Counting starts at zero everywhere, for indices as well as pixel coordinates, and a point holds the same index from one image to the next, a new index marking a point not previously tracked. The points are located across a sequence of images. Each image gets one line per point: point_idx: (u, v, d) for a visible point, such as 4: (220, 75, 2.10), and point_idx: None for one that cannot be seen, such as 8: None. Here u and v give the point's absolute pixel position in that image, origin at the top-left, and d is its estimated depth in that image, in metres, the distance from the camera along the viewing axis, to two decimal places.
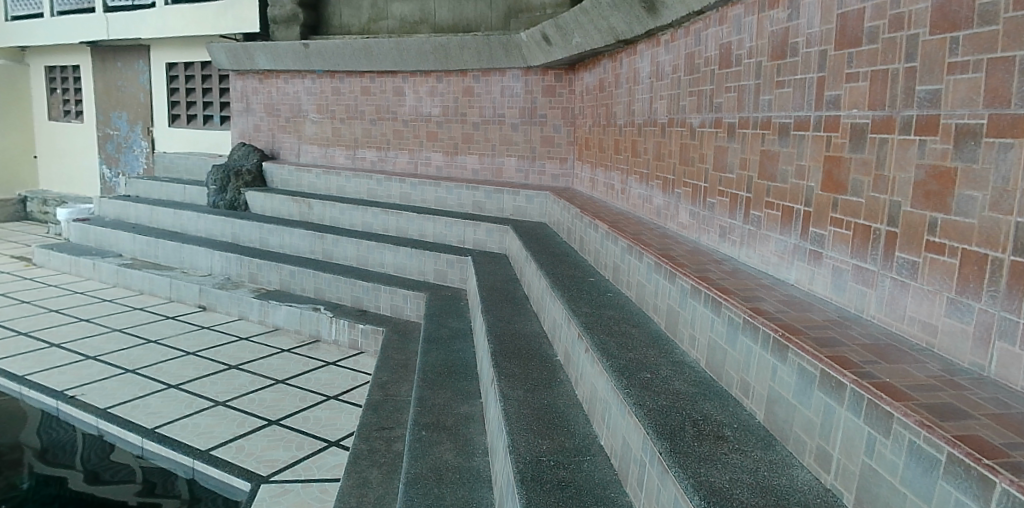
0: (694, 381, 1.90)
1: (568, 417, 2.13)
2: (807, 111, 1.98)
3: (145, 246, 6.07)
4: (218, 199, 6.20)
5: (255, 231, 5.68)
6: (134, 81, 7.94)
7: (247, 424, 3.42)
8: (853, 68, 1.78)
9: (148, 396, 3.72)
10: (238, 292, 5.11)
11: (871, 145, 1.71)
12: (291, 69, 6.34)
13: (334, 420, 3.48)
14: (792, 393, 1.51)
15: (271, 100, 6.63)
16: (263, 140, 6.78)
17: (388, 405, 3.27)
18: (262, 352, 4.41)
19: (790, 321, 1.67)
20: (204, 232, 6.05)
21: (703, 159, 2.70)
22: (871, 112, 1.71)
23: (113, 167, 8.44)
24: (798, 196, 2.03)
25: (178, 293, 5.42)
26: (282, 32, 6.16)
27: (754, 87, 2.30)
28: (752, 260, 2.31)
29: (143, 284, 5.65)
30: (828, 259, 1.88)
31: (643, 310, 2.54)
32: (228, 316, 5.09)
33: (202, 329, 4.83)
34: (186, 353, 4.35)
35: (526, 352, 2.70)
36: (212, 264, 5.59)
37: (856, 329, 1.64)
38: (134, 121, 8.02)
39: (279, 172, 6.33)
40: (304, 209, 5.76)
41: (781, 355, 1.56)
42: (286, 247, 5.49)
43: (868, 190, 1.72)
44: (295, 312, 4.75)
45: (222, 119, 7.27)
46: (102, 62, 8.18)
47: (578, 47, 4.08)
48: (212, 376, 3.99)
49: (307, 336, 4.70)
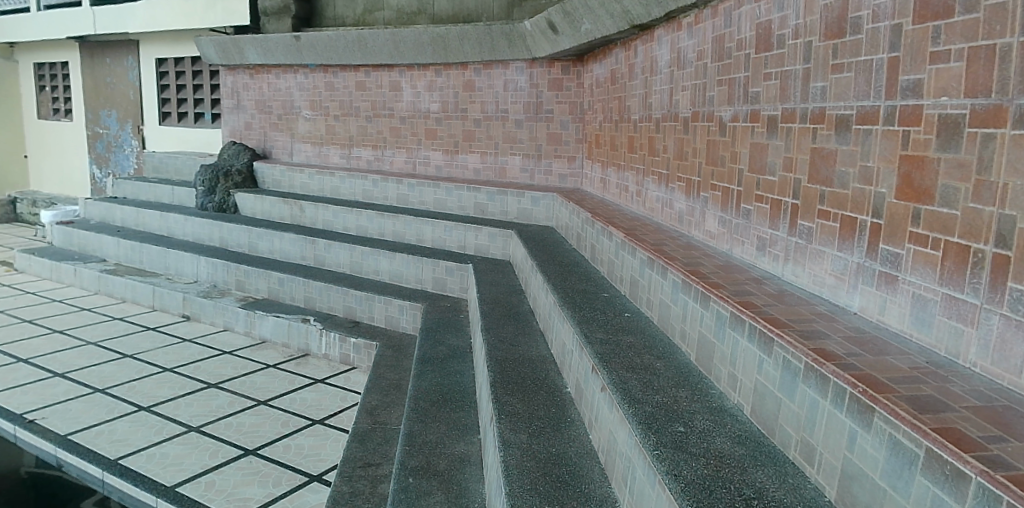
0: (739, 437, 1.54)
1: (581, 472, 1.78)
2: (875, 100, 1.60)
3: (129, 251, 5.73)
4: (207, 201, 5.84)
5: (243, 236, 5.33)
6: (122, 77, 7.60)
7: (220, 454, 3.06)
8: (940, 45, 1.41)
9: (115, 421, 3.37)
10: (224, 301, 4.76)
11: (970, 142, 1.32)
12: (283, 63, 6.00)
13: (318, 449, 3.13)
14: (881, 473, 1.16)
15: (263, 97, 6.28)
16: (255, 138, 6.43)
17: (375, 434, 2.91)
18: (246, 368, 4.06)
19: (868, 370, 1.30)
20: (191, 236, 5.71)
21: (735, 158, 2.33)
22: (970, 100, 1.32)
23: (103, 168, 8.11)
24: (864, 205, 1.65)
25: (161, 300, 5.07)
26: (274, 24, 5.78)
27: (801, 72, 1.92)
28: (801, 280, 1.93)
29: (125, 292, 5.31)
30: (907, 286, 1.50)
31: (667, 337, 2.18)
32: (213, 327, 4.75)
33: (183, 342, 4.47)
34: (163, 370, 4.00)
35: (530, 381, 2.34)
36: (198, 271, 5.24)
37: (955, 384, 1.26)
38: (123, 120, 7.69)
39: (270, 172, 5.97)
40: (296, 211, 5.41)
41: (864, 420, 1.21)
42: (275, 252, 5.14)
43: (965, 201, 1.34)
44: (283, 323, 4.39)
45: (212, 116, 6.94)
46: (90, 59, 7.85)
47: (587, 35, 3.70)
48: (188, 396, 3.64)
49: (294, 350, 4.34)
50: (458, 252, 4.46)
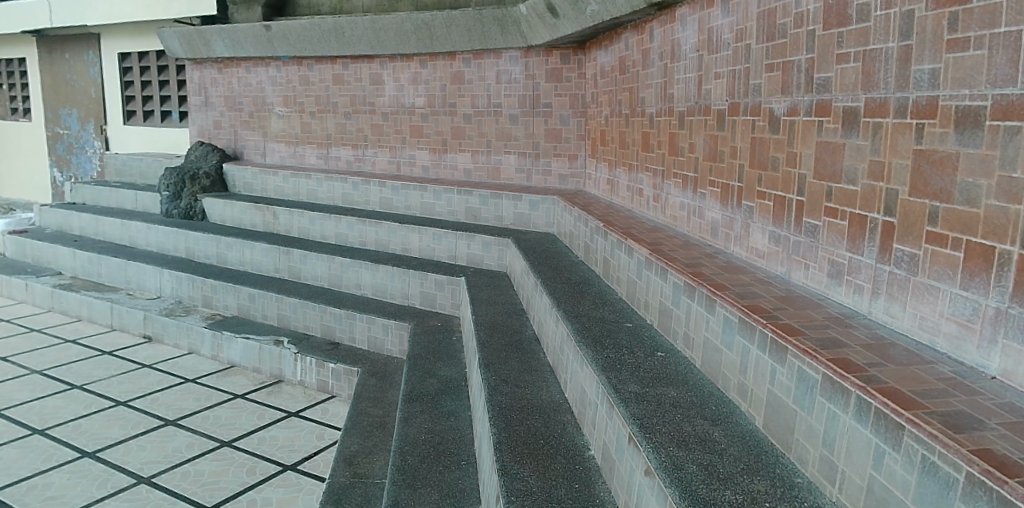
0: (692, 386, 1.80)
1: (557, 425, 2.02)
2: (798, 96, 1.89)
3: (86, 263, 5.44)
4: (172, 206, 5.86)
5: (212, 246, 5.10)
6: (83, 74, 7.66)
7: (193, 466, 2.94)
8: (843, 48, 1.70)
9: (83, 431, 3.25)
10: (188, 322, 4.36)
11: (865, 130, 1.62)
12: (253, 56, 6.18)
13: (294, 455, 3.05)
14: (793, 397, 1.42)
15: (233, 93, 6.48)
16: (224, 138, 6.63)
17: (360, 461, 2.69)
18: (211, 400, 3.61)
19: (788, 320, 1.58)
20: (156, 245, 5.50)
21: (693, 148, 2.63)
22: (866, 94, 1.61)
23: (64, 169, 8.19)
24: (790, 185, 1.94)
25: (121, 320, 4.69)
26: (243, 14, 5.94)
27: (744, 71, 2.20)
28: (744, 253, 2.22)
29: (80, 310, 4.96)
30: (823, 252, 1.79)
31: (634, 308, 2.46)
32: (177, 350, 4.35)
33: (141, 368, 4.04)
34: (115, 403, 3.52)
35: (513, 356, 2.59)
36: (161, 286, 4.91)
37: (857, 328, 1.54)
38: (85, 120, 7.75)
39: (241, 175, 6.07)
40: (269, 218, 5.37)
41: (780, 357, 1.47)
42: (247, 264, 4.89)
43: (864, 178, 1.62)
44: (252, 346, 4.01)
45: (180, 115, 7.03)
46: (50, 55, 7.92)
47: (594, 16, 3.50)
48: (163, 405, 3.53)
49: (267, 377, 3.95)
50: (449, 262, 4.35)
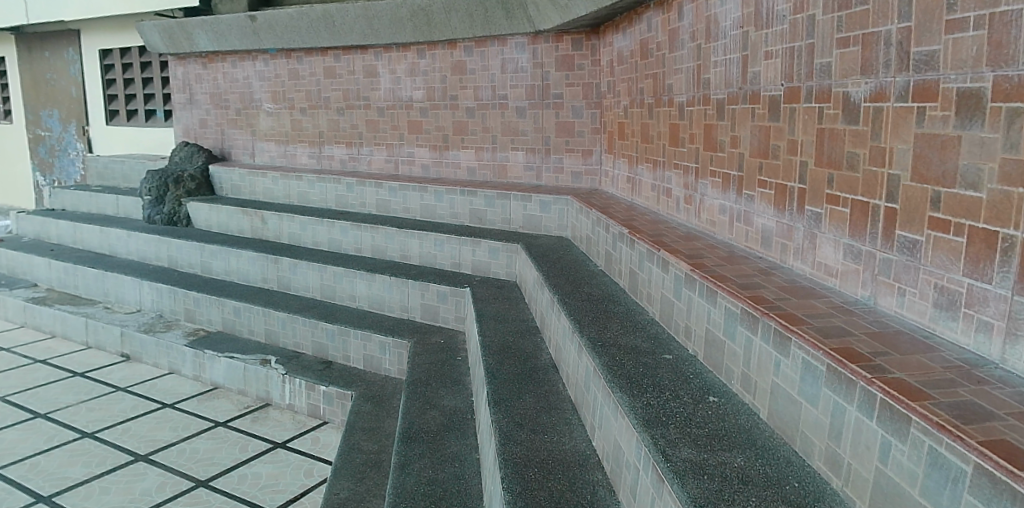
0: (761, 449, 1.41)
1: (586, 489, 1.64)
2: (886, 76, 1.50)
3: (62, 274, 5.08)
4: (155, 211, 5.50)
5: (195, 254, 4.75)
6: (63, 72, 7.29)
7: None
8: (956, 13, 1.30)
9: (39, 472, 2.87)
10: (168, 338, 4.00)
11: (992, 118, 1.22)
12: (239, 50, 5.81)
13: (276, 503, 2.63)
14: (921, 489, 1.04)
15: (218, 89, 6.11)
16: (211, 137, 6.26)
17: None
18: (188, 429, 3.25)
19: (898, 372, 1.19)
20: (137, 255, 5.13)
21: (736, 142, 2.23)
22: (992, 72, 1.22)
23: (47, 174, 7.83)
24: (876, 188, 1.54)
25: (96, 337, 4.34)
26: (226, 5, 5.57)
27: (806, 48, 1.81)
28: (809, 270, 1.83)
29: (55, 326, 4.60)
30: (926, 277, 1.40)
31: (672, 334, 2.07)
32: (156, 370, 3.99)
33: (115, 392, 3.68)
34: (81, 437, 3.15)
35: (530, 390, 2.21)
36: (141, 298, 4.55)
37: (995, 385, 1.14)
38: (67, 121, 7.40)
39: (228, 177, 5.70)
40: (258, 223, 5.00)
41: (897, 431, 1.09)
42: (233, 274, 4.54)
43: (992, 182, 1.23)
44: (237, 366, 3.65)
45: (165, 114, 6.65)
46: (29, 53, 7.56)
47: None
48: (131, 438, 3.14)
49: (252, 399, 3.59)
50: (451, 270, 3.97)
